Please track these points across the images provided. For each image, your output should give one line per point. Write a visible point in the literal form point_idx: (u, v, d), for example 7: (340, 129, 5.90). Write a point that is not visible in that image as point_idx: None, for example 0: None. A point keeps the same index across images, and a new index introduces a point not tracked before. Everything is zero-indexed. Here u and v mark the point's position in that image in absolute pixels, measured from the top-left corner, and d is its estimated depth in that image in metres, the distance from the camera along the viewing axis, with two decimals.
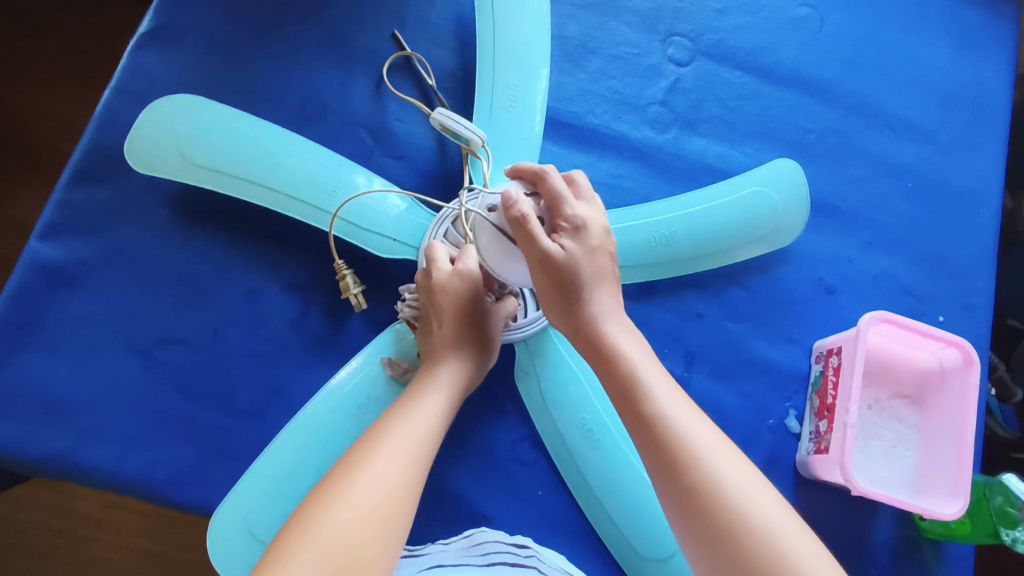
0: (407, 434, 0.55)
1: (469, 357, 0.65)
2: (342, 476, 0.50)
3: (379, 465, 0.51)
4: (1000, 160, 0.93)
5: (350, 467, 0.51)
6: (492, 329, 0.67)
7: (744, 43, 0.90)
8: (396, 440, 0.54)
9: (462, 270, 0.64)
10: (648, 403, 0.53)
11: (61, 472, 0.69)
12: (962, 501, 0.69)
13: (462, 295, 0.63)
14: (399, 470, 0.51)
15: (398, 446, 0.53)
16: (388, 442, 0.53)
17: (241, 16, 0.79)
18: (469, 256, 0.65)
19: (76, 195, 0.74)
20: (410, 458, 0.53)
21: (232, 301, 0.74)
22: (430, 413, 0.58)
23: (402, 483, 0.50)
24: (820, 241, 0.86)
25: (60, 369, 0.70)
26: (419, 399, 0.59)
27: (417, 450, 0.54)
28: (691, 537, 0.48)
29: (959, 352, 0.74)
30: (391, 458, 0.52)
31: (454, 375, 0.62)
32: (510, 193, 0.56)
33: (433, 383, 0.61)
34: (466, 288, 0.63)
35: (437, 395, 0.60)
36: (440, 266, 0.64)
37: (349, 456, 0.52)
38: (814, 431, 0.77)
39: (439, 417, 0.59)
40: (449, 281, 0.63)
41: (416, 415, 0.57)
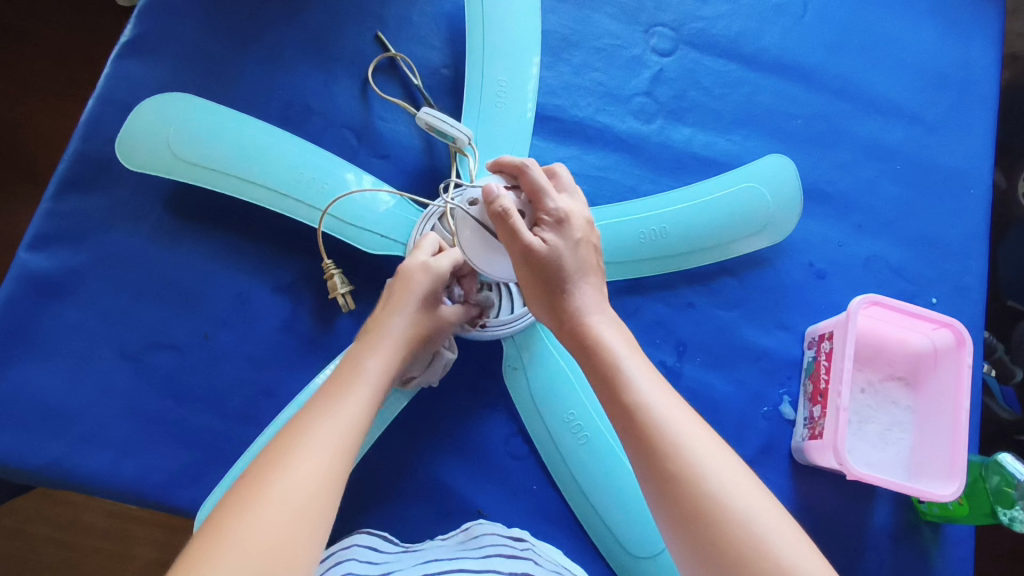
0: (329, 428, 0.51)
1: (412, 340, 0.63)
2: (256, 480, 0.46)
3: (299, 466, 0.47)
4: (989, 139, 0.93)
5: (267, 468, 0.47)
6: (434, 317, 0.65)
7: (727, 31, 0.90)
8: (316, 437, 0.50)
9: (431, 265, 0.64)
10: (630, 392, 0.53)
11: (55, 480, 0.69)
12: (958, 482, 0.69)
13: (421, 285, 0.63)
14: (321, 472, 0.48)
15: (321, 437, 0.50)
16: (308, 439, 0.50)
17: (223, 22, 0.80)
18: (447, 256, 0.66)
19: (63, 203, 0.74)
20: (332, 457, 0.49)
21: (222, 304, 0.74)
22: (358, 403, 0.54)
23: (322, 484, 0.47)
24: (810, 226, 0.86)
25: (52, 378, 0.70)
26: (344, 387, 0.56)
27: (339, 448, 0.50)
28: (672, 525, 0.48)
29: (951, 332, 0.74)
30: (311, 459, 0.48)
31: (388, 362, 0.60)
32: (493, 187, 0.57)
33: (361, 368, 0.58)
34: (424, 282, 0.63)
35: (366, 379, 0.57)
36: (418, 255, 0.66)
37: (267, 456, 0.49)
38: (809, 417, 0.77)
39: (369, 407, 0.55)
40: (416, 273, 0.64)
41: (342, 404, 0.53)
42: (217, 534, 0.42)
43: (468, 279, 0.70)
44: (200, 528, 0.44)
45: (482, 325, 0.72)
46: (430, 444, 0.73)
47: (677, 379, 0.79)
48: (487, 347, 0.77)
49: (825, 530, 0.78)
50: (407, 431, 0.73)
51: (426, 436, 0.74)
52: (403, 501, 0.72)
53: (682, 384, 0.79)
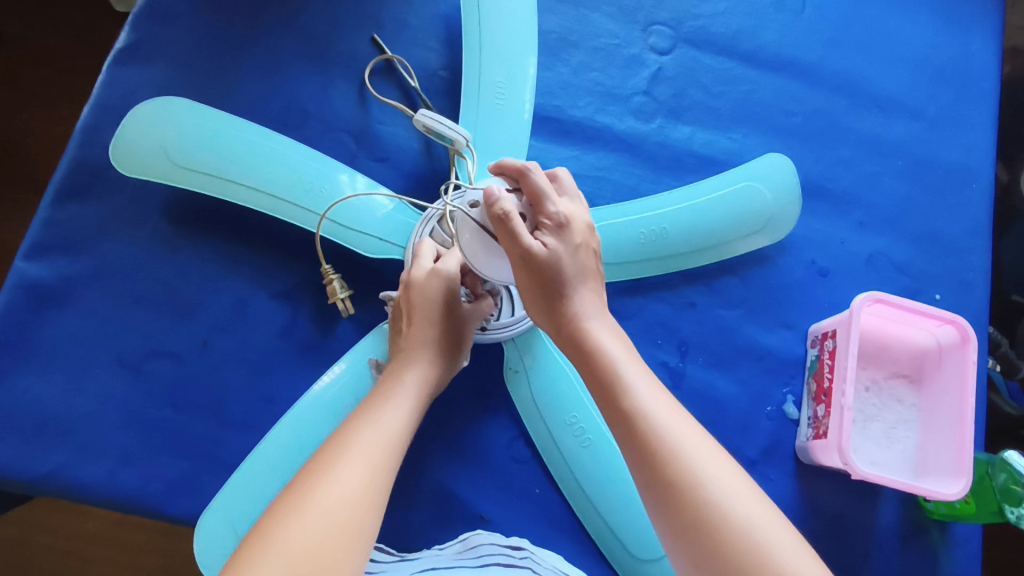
0: (370, 439, 0.52)
1: (440, 354, 0.63)
2: (302, 488, 0.47)
3: (345, 472, 0.48)
4: (991, 133, 0.92)
5: (313, 475, 0.48)
6: (459, 326, 0.66)
7: (726, 28, 0.89)
8: (359, 445, 0.51)
9: (438, 268, 0.64)
10: (628, 398, 0.53)
11: (56, 490, 0.69)
12: (964, 481, 0.68)
13: (436, 295, 0.63)
14: (365, 479, 0.48)
15: (364, 447, 0.51)
16: (350, 449, 0.50)
17: (219, 26, 0.79)
18: (451, 258, 0.66)
19: (60, 212, 0.74)
20: (375, 466, 0.50)
21: (220, 310, 0.74)
22: (394, 417, 0.55)
23: (367, 490, 0.48)
24: (812, 224, 0.85)
25: (51, 387, 0.70)
26: (383, 402, 0.56)
27: (382, 457, 0.51)
28: (671, 530, 0.48)
29: (956, 329, 0.73)
30: (354, 468, 0.48)
31: (420, 375, 0.61)
32: (493, 190, 0.56)
33: (399, 384, 0.59)
34: (441, 288, 0.64)
35: (403, 395, 0.58)
36: (420, 264, 0.66)
37: (309, 466, 0.49)
38: (813, 416, 0.76)
39: (406, 420, 0.56)
40: (426, 281, 0.64)
41: (380, 416, 0.54)
42: (266, 540, 0.43)
43: (471, 276, 0.70)
44: (248, 535, 0.44)
45: (484, 327, 0.72)
46: (431, 449, 0.73)
47: (680, 381, 0.78)
48: (488, 351, 0.76)
49: (831, 530, 0.77)
50: (408, 436, 0.73)
51: (428, 440, 0.73)
52: (405, 507, 0.71)
53: (685, 385, 0.78)
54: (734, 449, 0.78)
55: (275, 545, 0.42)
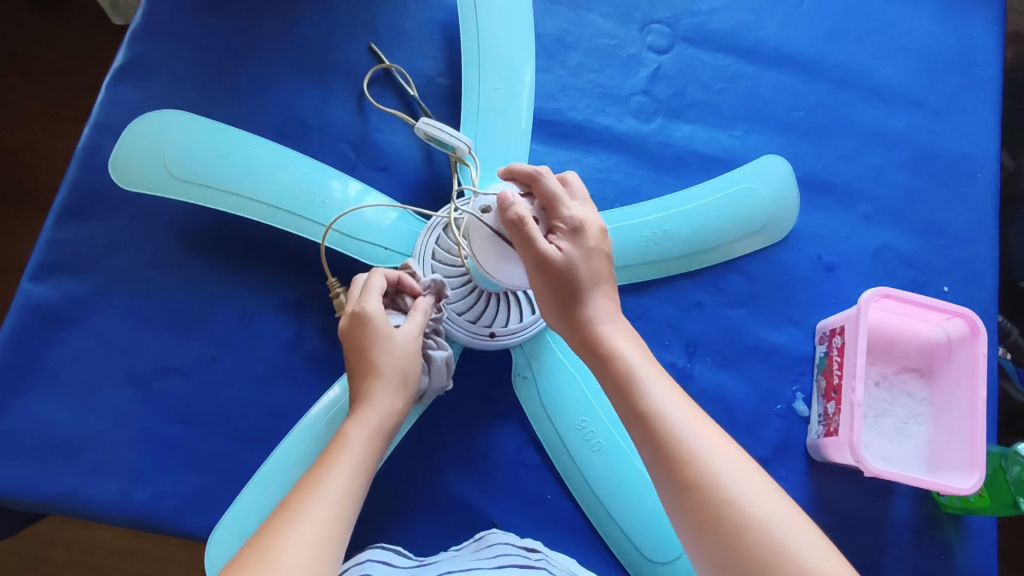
0: (317, 511, 0.48)
1: (393, 397, 0.59)
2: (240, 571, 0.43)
3: (293, 547, 0.45)
4: (995, 122, 0.91)
5: (263, 548, 0.45)
6: (409, 360, 0.60)
7: (724, 24, 0.88)
8: (312, 516, 0.48)
9: (362, 312, 0.59)
10: (645, 399, 0.53)
11: (69, 510, 0.69)
12: (977, 476, 0.68)
13: (375, 339, 0.59)
14: (309, 561, 0.45)
15: (315, 518, 0.48)
16: (295, 524, 0.47)
17: (215, 41, 0.79)
18: (373, 291, 0.61)
19: (64, 232, 0.74)
20: (323, 542, 0.47)
21: (227, 325, 0.74)
22: (341, 484, 0.51)
23: (316, 567, 0.45)
24: (816, 219, 0.85)
25: (61, 408, 0.70)
26: (335, 461, 0.53)
27: (332, 532, 0.48)
28: (692, 530, 0.48)
29: (964, 321, 0.73)
30: (305, 543, 0.46)
31: (366, 429, 0.56)
32: (507, 195, 0.57)
33: (345, 446, 0.55)
34: (373, 332, 0.59)
35: (349, 456, 0.54)
36: (348, 307, 0.61)
37: (254, 543, 0.46)
38: (823, 413, 0.76)
39: (355, 485, 0.53)
40: (359, 328, 0.59)
41: (330, 481, 0.51)
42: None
43: (409, 284, 0.65)
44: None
45: (491, 335, 0.72)
46: (441, 457, 0.73)
47: (688, 381, 0.78)
48: (494, 358, 0.76)
49: (845, 527, 0.77)
50: (418, 445, 0.73)
51: (437, 448, 0.73)
52: (417, 517, 0.71)
53: (693, 386, 0.78)
54: (745, 448, 0.77)
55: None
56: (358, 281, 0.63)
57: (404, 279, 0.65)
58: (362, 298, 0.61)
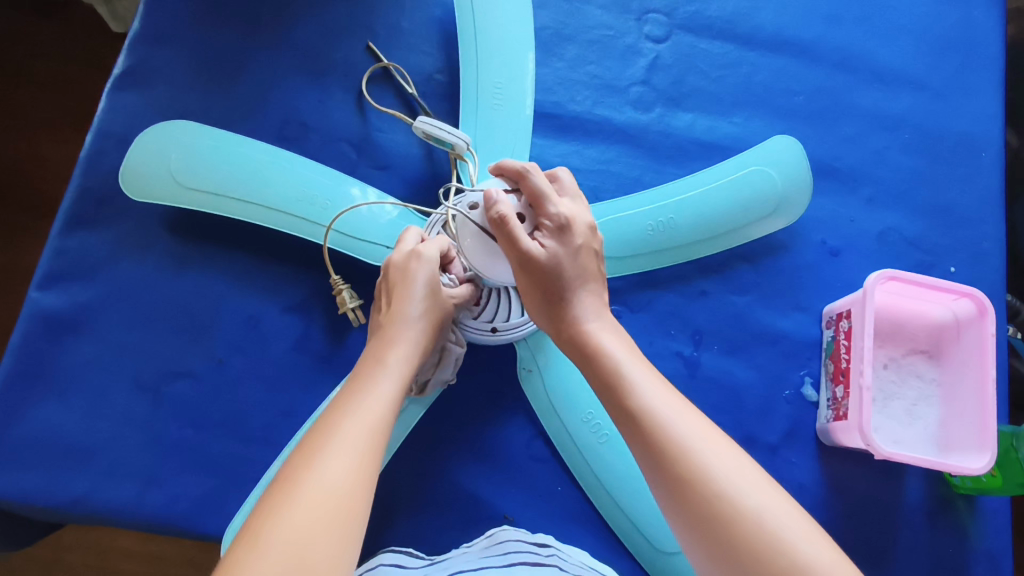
0: (355, 427, 0.48)
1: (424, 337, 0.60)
2: (281, 489, 0.43)
3: (334, 461, 0.45)
4: (998, 101, 0.91)
5: (301, 465, 0.45)
6: (440, 309, 0.62)
7: (721, 12, 0.88)
8: (348, 432, 0.48)
9: (418, 251, 0.62)
10: (635, 396, 0.52)
11: (84, 515, 0.69)
12: (989, 455, 0.67)
13: (415, 278, 0.61)
14: (351, 472, 0.45)
15: (351, 434, 0.48)
16: (336, 436, 0.47)
17: (213, 46, 0.79)
18: (433, 243, 0.64)
19: (70, 240, 0.74)
20: (360, 457, 0.46)
21: (234, 327, 0.74)
22: (382, 400, 0.52)
23: (355, 482, 0.45)
24: (820, 204, 0.84)
25: (73, 414, 0.71)
26: (368, 384, 0.53)
27: (369, 448, 0.48)
28: (687, 525, 0.47)
29: (972, 301, 0.73)
30: (344, 456, 0.46)
31: (404, 356, 0.57)
32: (491, 193, 0.57)
33: (383, 368, 0.55)
34: (420, 270, 0.61)
35: (389, 377, 0.54)
36: (402, 248, 0.64)
37: (295, 456, 0.46)
38: (832, 398, 0.76)
39: (391, 406, 0.52)
40: (407, 263, 0.62)
41: (365, 399, 0.51)
42: (252, 540, 0.40)
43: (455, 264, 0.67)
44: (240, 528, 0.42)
45: (495, 330, 0.72)
46: (451, 452, 0.73)
47: (695, 370, 0.78)
48: (500, 352, 0.76)
49: (857, 511, 0.77)
50: (428, 442, 0.73)
51: (446, 443, 0.73)
52: (429, 512, 0.71)
53: (700, 375, 0.78)
54: (754, 434, 0.77)
55: (265, 544, 0.39)
56: (415, 233, 0.66)
57: (452, 257, 0.67)
58: (413, 245, 0.64)
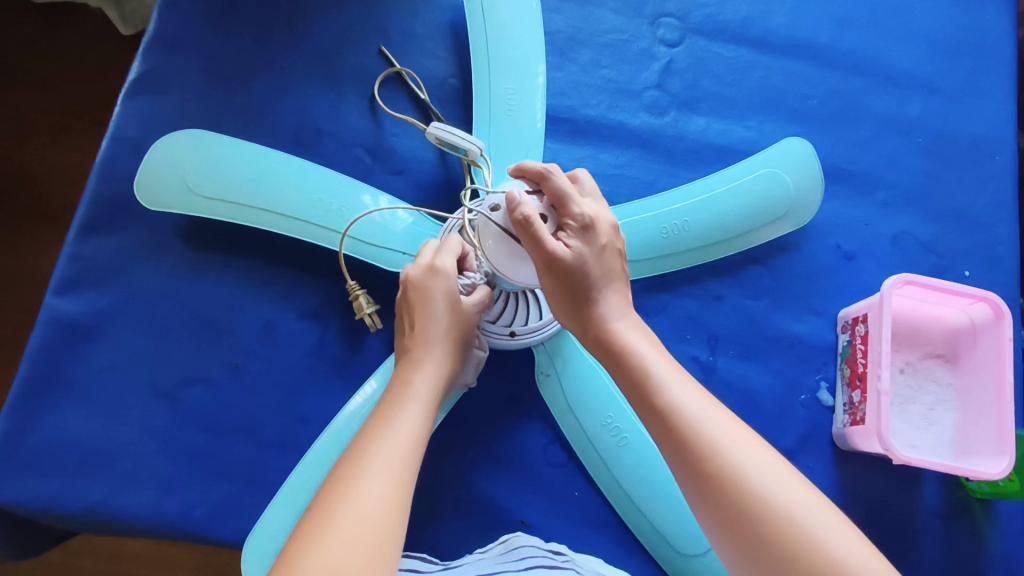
0: (388, 451, 0.49)
1: (449, 358, 0.61)
2: (324, 513, 0.44)
3: (370, 484, 0.46)
4: (1010, 104, 0.91)
5: (338, 488, 0.46)
6: (464, 329, 0.63)
7: (734, 16, 0.88)
8: (382, 456, 0.49)
9: (436, 266, 0.62)
10: (663, 395, 0.52)
11: (102, 522, 0.69)
12: (1007, 459, 0.67)
13: (434, 293, 0.61)
14: (386, 495, 0.46)
15: (382, 460, 0.48)
16: (369, 462, 0.48)
17: (228, 51, 0.79)
18: (448, 250, 0.63)
19: (86, 246, 0.74)
20: (396, 481, 0.47)
21: (251, 333, 0.74)
22: (412, 426, 0.53)
23: (391, 504, 0.46)
24: (834, 207, 0.84)
25: (90, 421, 0.70)
26: (397, 410, 0.54)
27: (403, 470, 0.49)
28: (718, 524, 0.47)
29: (989, 306, 0.73)
30: (381, 479, 0.47)
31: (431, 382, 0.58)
32: (514, 195, 0.56)
33: (411, 394, 0.56)
34: (439, 285, 0.61)
35: (417, 403, 0.56)
36: (419, 261, 0.63)
37: (331, 483, 0.47)
38: (848, 402, 0.76)
39: (420, 431, 0.54)
40: (425, 280, 0.61)
41: (397, 423, 0.53)
42: (297, 559, 0.41)
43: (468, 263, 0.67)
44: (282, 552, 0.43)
45: (513, 334, 0.71)
46: (468, 458, 0.73)
47: (711, 375, 0.78)
48: (516, 357, 0.76)
49: (874, 516, 0.77)
50: (445, 447, 0.73)
51: (462, 449, 0.73)
52: (447, 519, 0.71)
53: (716, 379, 0.78)
54: (771, 439, 0.77)
55: (308, 562, 0.41)
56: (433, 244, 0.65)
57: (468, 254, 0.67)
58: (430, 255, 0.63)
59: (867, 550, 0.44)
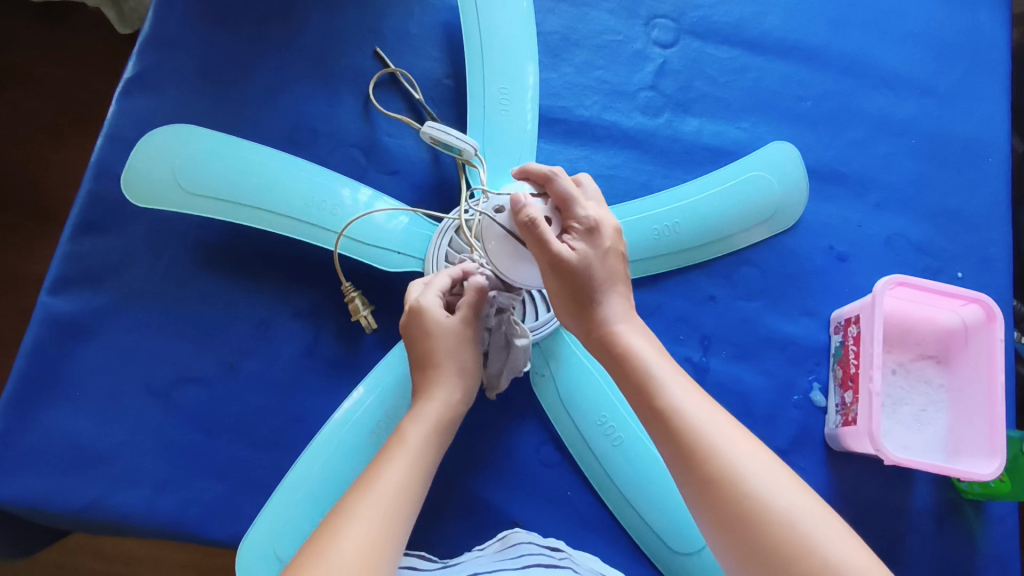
0: (377, 499, 0.50)
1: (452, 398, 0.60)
2: (306, 559, 0.44)
3: (354, 531, 0.46)
4: (1003, 105, 0.91)
5: (324, 534, 0.47)
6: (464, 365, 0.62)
7: (729, 17, 0.88)
8: (370, 504, 0.49)
9: (419, 307, 0.61)
10: (661, 398, 0.53)
11: (96, 521, 0.69)
12: (998, 462, 0.68)
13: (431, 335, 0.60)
14: (370, 542, 0.46)
15: (370, 507, 0.49)
16: (357, 509, 0.48)
17: (223, 51, 0.80)
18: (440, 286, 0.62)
19: (81, 245, 0.74)
20: (381, 530, 0.47)
21: (245, 333, 0.74)
22: (406, 471, 0.53)
23: (374, 552, 0.46)
24: (828, 209, 0.85)
25: (84, 420, 0.70)
26: (391, 456, 0.54)
27: (392, 516, 0.49)
28: (716, 527, 0.48)
29: (980, 307, 0.73)
30: (365, 526, 0.47)
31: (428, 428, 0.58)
32: (519, 197, 0.57)
33: (404, 440, 0.56)
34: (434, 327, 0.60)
35: (411, 449, 0.55)
36: (412, 299, 0.62)
37: (320, 528, 0.48)
38: (840, 403, 0.76)
39: (415, 476, 0.53)
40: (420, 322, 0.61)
41: (389, 469, 0.52)
42: None
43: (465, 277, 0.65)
44: None
45: None
46: (461, 458, 0.73)
47: (704, 375, 0.78)
48: None
49: (866, 517, 0.77)
50: None
51: (455, 449, 0.73)
52: (440, 519, 0.72)
53: (709, 379, 0.78)
54: (764, 440, 0.77)
55: None
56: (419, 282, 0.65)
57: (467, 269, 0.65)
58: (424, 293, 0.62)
59: (866, 552, 0.44)
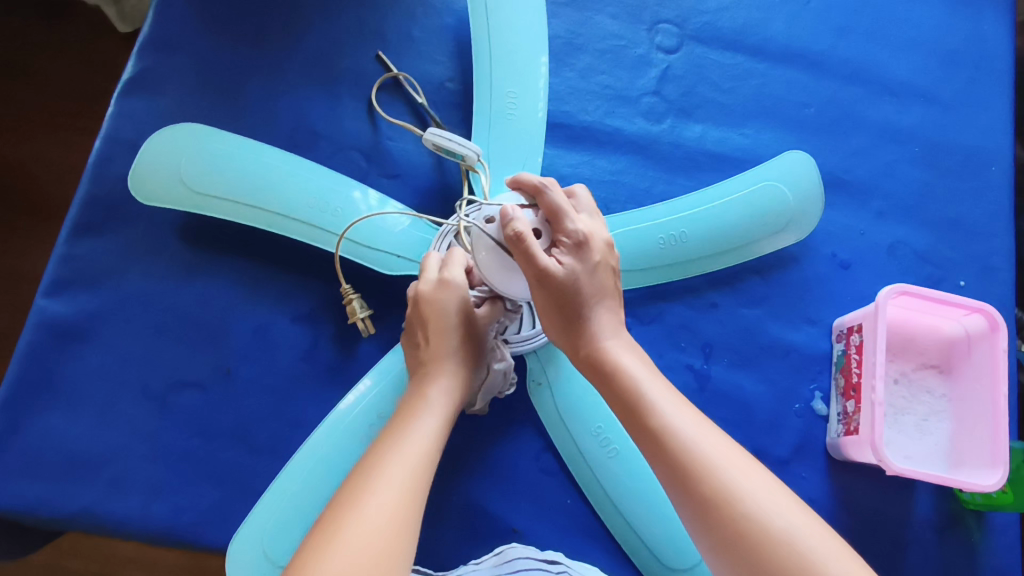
0: (400, 463, 0.50)
1: (465, 369, 0.62)
2: (333, 524, 0.45)
3: (380, 497, 0.47)
4: (1007, 113, 0.91)
5: (346, 502, 0.47)
6: (476, 335, 0.63)
7: (732, 23, 0.88)
8: (392, 470, 0.49)
9: (446, 280, 0.61)
10: (654, 416, 0.52)
11: (90, 526, 0.69)
12: (1001, 472, 0.67)
13: (447, 308, 0.61)
14: (396, 505, 0.47)
15: (393, 472, 0.49)
16: (379, 475, 0.49)
17: (223, 53, 0.79)
18: (455, 265, 0.63)
19: (77, 247, 0.74)
20: (405, 493, 0.48)
21: (243, 337, 0.74)
22: (425, 439, 0.54)
23: (401, 515, 0.46)
24: (830, 216, 0.84)
25: (79, 425, 0.70)
26: (409, 422, 0.55)
27: (414, 480, 0.49)
28: (714, 547, 0.47)
29: (983, 317, 0.72)
30: (390, 492, 0.47)
31: (445, 395, 0.59)
32: (507, 211, 0.56)
33: (423, 407, 0.57)
34: (450, 298, 0.61)
35: (430, 414, 0.56)
36: (427, 276, 0.63)
37: (340, 498, 0.48)
38: (842, 412, 0.76)
39: (433, 441, 0.54)
40: (437, 294, 0.61)
41: (409, 436, 0.53)
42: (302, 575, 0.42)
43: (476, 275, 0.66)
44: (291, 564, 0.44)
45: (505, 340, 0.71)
46: (459, 465, 0.73)
47: (705, 383, 0.78)
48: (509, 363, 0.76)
49: (867, 527, 0.76)
50: None
51: (454, 457, 0.73)
52: (438, 526, 0.71)
53: (710, 387, 0.78)
54: (765, 448, 0.77)
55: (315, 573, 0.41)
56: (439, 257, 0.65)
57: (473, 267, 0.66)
58: (438, 270, 0.63)
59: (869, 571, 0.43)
